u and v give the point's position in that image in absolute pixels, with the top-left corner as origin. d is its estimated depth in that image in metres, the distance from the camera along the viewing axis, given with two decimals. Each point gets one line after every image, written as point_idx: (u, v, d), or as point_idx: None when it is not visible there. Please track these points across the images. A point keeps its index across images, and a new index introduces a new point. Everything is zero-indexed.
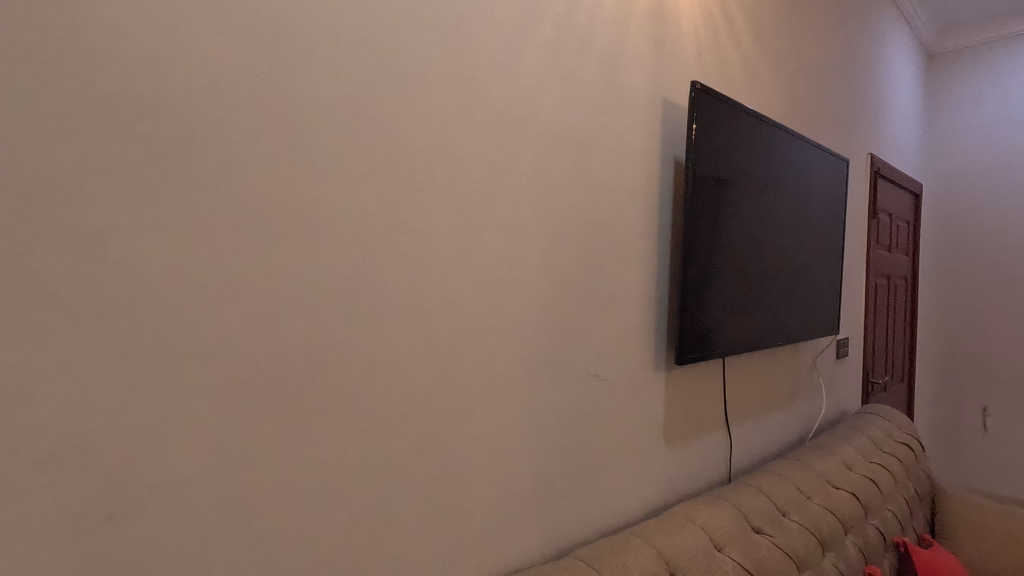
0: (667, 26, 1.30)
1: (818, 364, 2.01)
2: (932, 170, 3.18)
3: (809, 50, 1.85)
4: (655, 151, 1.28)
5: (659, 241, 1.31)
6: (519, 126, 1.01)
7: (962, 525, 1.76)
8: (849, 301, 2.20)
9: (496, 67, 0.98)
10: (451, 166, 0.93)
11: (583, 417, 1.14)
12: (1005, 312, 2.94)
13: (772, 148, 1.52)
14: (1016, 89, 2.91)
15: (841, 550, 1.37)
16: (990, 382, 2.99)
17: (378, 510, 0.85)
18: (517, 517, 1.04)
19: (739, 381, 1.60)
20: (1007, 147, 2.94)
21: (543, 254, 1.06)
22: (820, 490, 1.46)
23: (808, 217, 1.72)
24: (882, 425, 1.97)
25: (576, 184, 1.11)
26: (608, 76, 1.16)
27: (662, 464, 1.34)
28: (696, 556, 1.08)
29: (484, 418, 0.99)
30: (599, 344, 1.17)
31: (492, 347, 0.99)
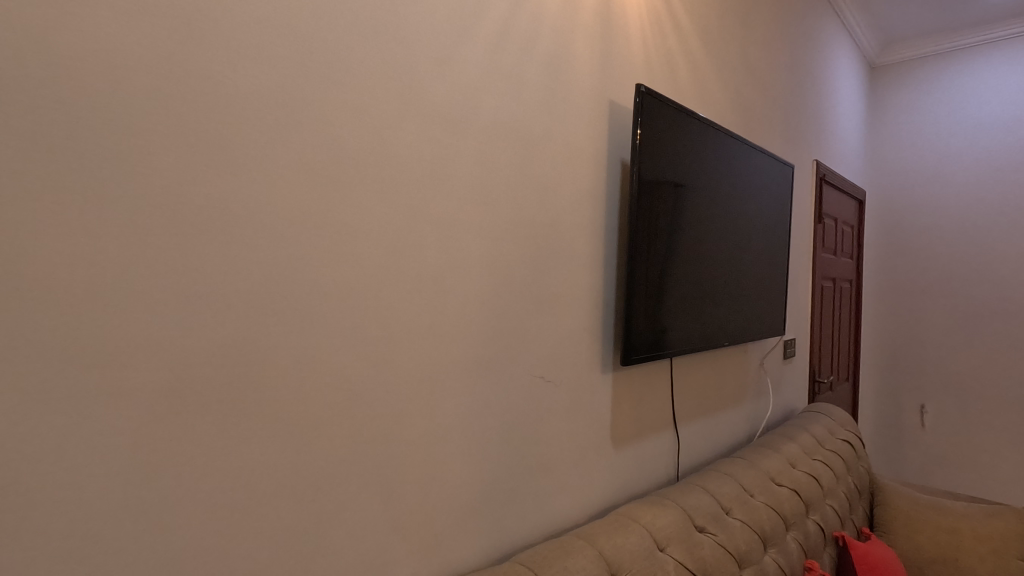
0: (614, 30, 1.32)
1: (765, 364, 2.07)
2: (874, 176, 3.32)
3: (756, 57, 1.90)
4: (600, 155, 1.30)
5: (605, 243, 1.33)
6: (459, 127, 1.01)
7: (897, 517, 1.84)
8: (796, 302, 2.27)
9: (436, 68, 0.98)
10: (388, 167, 0.92)
11: (528, 419, 1.15)
12: (942, 313, 3.08)
13: (718, 153, 1.56)
14: (952, 101, 3.07)
15: (783, 546, 1.41)
16: (927, 381, 3.12)
17: (311, 518, 0.84)
18: (459, 520, 1.04)
19: (686, 381, 1.63)
20: (942, 155, 3.09)
21: (485, 256, 1.06)
22: (763, 487, 1.51)
23: (753, 221, 1.78)
24: (826, 423, 2.05)
25: (519, 186, 1.12)
26: (553, 78, 1.18)
27: (608, 463, 1.36)
28: (638, 556, 1.10)
29: (423, 421, 0.98)
30: (543, 346, 1.18)
31: (432, 350, 0.99)
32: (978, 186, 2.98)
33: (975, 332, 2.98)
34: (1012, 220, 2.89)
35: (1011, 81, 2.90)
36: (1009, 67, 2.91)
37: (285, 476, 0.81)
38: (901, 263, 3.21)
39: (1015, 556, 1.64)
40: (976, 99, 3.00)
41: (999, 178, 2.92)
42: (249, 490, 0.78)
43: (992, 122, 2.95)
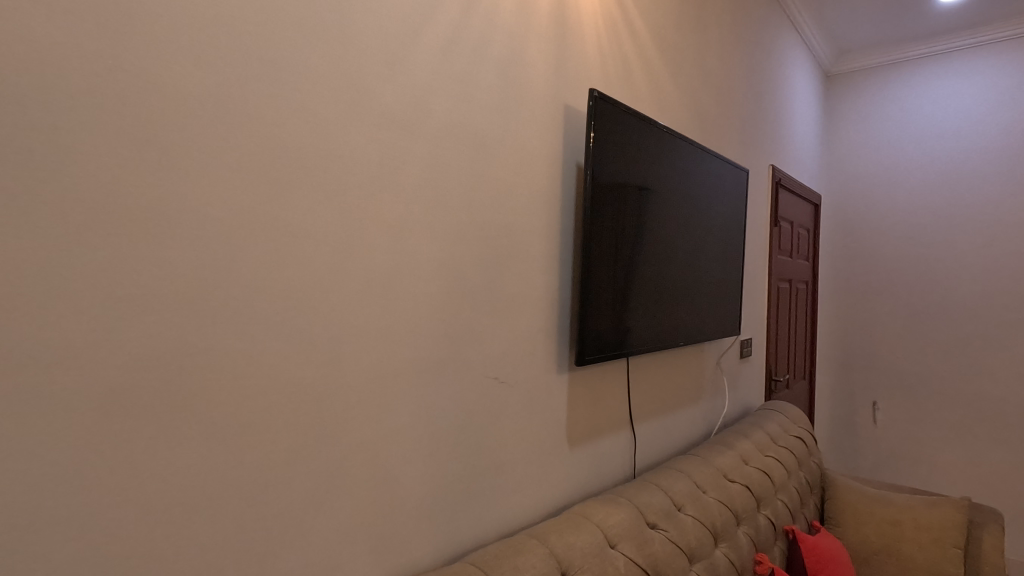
0: (568, 34, 1.34)
1: (722, 363, 2.12)
2: (830, 181, 3.44)
3: (712, 64, 1.95)
4: (555, 158, 1.32)
5: (560, 245, 1.34)
6: (410, 129, 1.01)
7: (846, 510, 1.91)
8: (752, 302, 2.33)
9: (385, 69, 0.97)
10: (336, 167, 0.91)
11: (481, 419, 1.16)
12: (892, 313, 3.20)
13: (672, 157, 1.60)
14: (902, 109, 3.19)
15: (733, 541, 1.45)
16: (878, 379, 3.24)
17: (255, 524, 0.83)
18: (410, 522, 1.04)
19: (643, 381, 1.66)
20: (893, 161, 3.22)
21: (437, 257, 1.07)
22: (716, 483, 1.54)
23: (708, 224, 1.82)
24: (780, 421, 2.11)
25: (473, 188, 1.13)
26: (506, 82, 1.19)
27: (564, 463, 1.37)
28: (589, 554, 1.11)
29: (373, 423, 0.98)
30: (498, 347, 1.19)
31: (382, 351, 0.99)
32: (926, 191, 3.11)
33: (924, 331, 3.10)
34: (957, 223, 3.01)
35: (955, 91, 3.04)
36: (953, 77, 3.05)
37: (226, 482, 0.79)
38: (855, 265, 3.33)
39: (953, 545, 1.72)
40: (924, 107, 3.13)
41: (946, 183, 3.05)
42: (187, 496, 0.76)
43: (938, 130, 3.08)
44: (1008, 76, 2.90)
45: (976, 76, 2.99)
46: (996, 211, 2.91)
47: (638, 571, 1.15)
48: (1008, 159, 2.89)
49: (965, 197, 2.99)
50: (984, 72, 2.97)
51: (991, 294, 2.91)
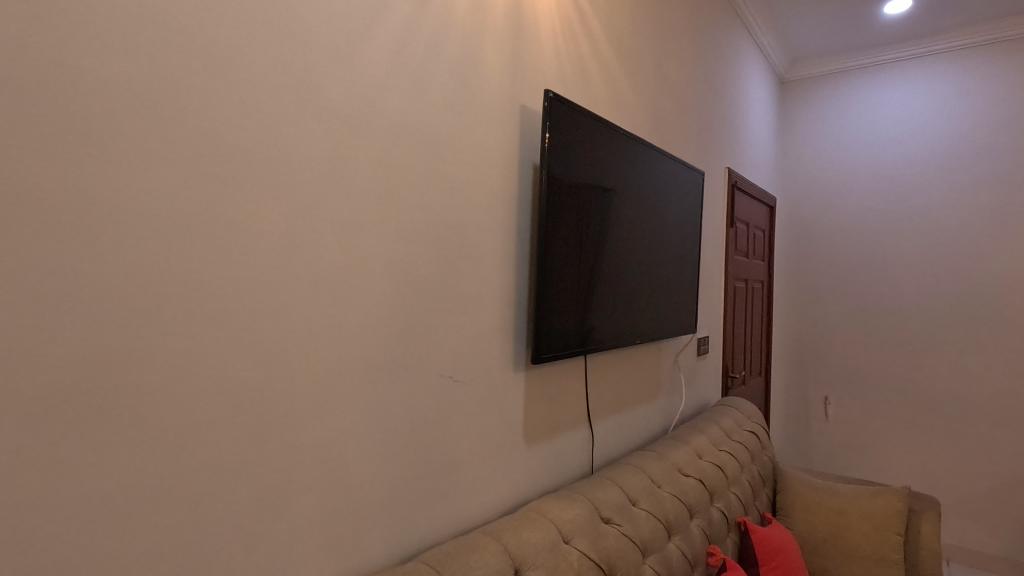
0: (524, 35, 1.35)
1: (679, 361, 2.17)
2: (784, 184, 3.56)
3: (669, 67, 2.00)
4: (511, 158, 1.33)
5: (516, 245, 1.35)
6: (361, 127, 1.01)
7: (795, 501, 1.98)
8: (708, 301, 2.39)
9: (334, 65, 0.96)
10: (282, 163, 0.89)
11: (434, 418, 1.16)
12: (842, 310, 3.33)
13: (628, 158, 1.63)
14: (851, 115, 3.33)
15: (686, 534, 1.48)
16: (830, 374, 3.37)
17: (197, 527, 0.81)
18: (362, 522, 1.03)
19: (600, 378, 1.69)
20: (842, 165, 3.35)
21: (389, 256, 1.06)
22: (670, 478, 1.58)
23: (664, 224, 1.86)
24: (734, 416, 2.17)
25: (426, 186, 1.13)
26: (461, 81, 1.19)
27: (521, 460, 1.38)
28: (543, 549, 1.12)
29: (323, 423, 0.96)
30: (452, 345, 1.19)
31: (332, 350, 0.98)
32: (873, 194, 3.24)
33: (872, 328, 3.23)
34: (901, 224, 3.15)
35: (900, 98, 3.18)
36: (899, 85, 3.19)
37: (163, 486, 0.77)
38: (808, 265, 3.45)
39: (894, 531, 1.80)
40: (871, 113, 3.26)
41: (891, 186, 3.18)
42: (122, 500, 0.73)
43: (885, 135, 3.21)
44: (947, 85, 3.05)
45: (919, 85, 3.13)
46: (937, 213, 3.05)
47: (591, 565, 1.16)
48: (948, 164, 3.03)
49: (910, 200, 3.13)
50: (926, 80, 3.11)
51: (933, 293, 3.05)
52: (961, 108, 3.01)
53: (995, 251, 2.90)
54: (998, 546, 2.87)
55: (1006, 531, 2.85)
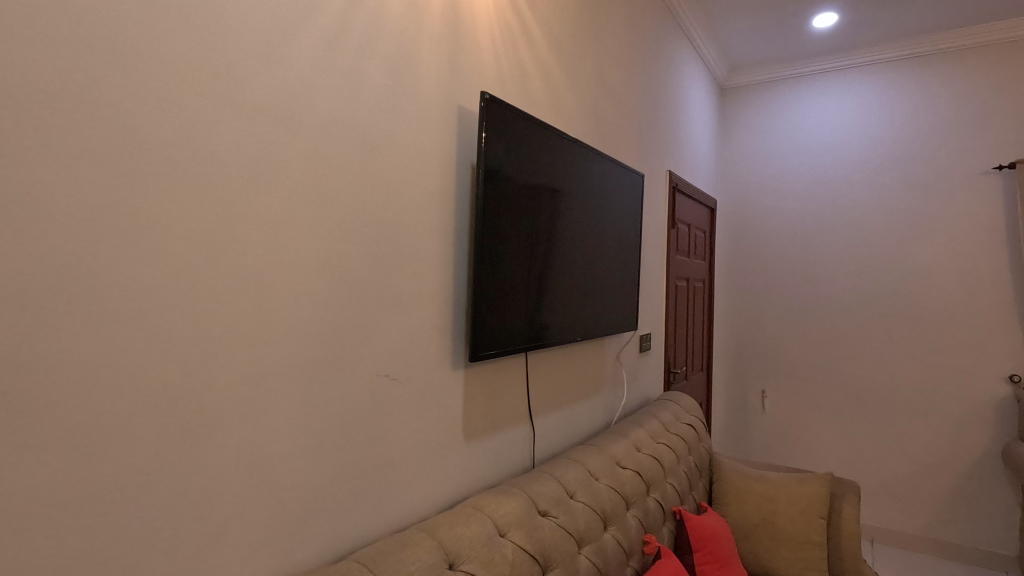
0: (461, 37, 1.37)
1: (621, 357, 2.24)
2: (724, 186, 3.70)
3: (609, 72, 2.06)
4: (447, 158, 1.34)
5: (453, 244, 1.37)
6: (290, 125, 1.00)
7: (729, 490, 2.07)
8: (649, 299, 2.47)
9: (260, 61, 0.94)
10: (203, 160, 0.87)
11: (369, 417, 1.16)
12: (777, 307, 3.50)
13: (567, 160, 1.67)
14: (784, 122, 3.50)
15: (622, 524, 1.53)
16: (767, 369, 3.53)
17: (112, 533, 0.78)
18: (293, 523, 1.02)
19: (541, 375, 1.72)
20: (777, 169, 3.52)
21: (319, 254, 1.05)
22: (608, 470, 1.63)
23: (604, 224, 1.92)
24: (673, 410, 2.25)
25: (359, 186, 1.13)
26: (396, 81, 1.20)
27: (459, 457, 1.40)
28: (477, 543, 1.14)
29: (249, 424, 0.95)
30: (388, 344, 1.20)
31: (260, 350, 0.96)
32: (806, 197, 3.42)
33: (804, 324, 3.41)
34: (830, 225, 3.34)
35: (828, 106, 3.37)
36: (828, 95, 3.38)
37: (71, 492, 0.74)
38: (747, 265, 3.60)
39: (818, 515, 1.91)
40: (803, 120, 3.44)
41: (821, 188, 3.37)
42: (29, 506, 0.70)
43: (816, 142, 3.39)
44: (870, 95, 3.25)
45: (846, 95, 3.32)
46: (861, 215, 3.25)
47: (526, 557, 1.19)
48: (873, 169, 3.23)
49: (838, 202, 3.32)
50: (852, 90, 3.30)
51: (858, 290, 3.25)
52: (883, 117, 3.21)
53: (913, 251, 3.11)
54: (917, 527, 3.08)
55: (924, 512, 3.06)
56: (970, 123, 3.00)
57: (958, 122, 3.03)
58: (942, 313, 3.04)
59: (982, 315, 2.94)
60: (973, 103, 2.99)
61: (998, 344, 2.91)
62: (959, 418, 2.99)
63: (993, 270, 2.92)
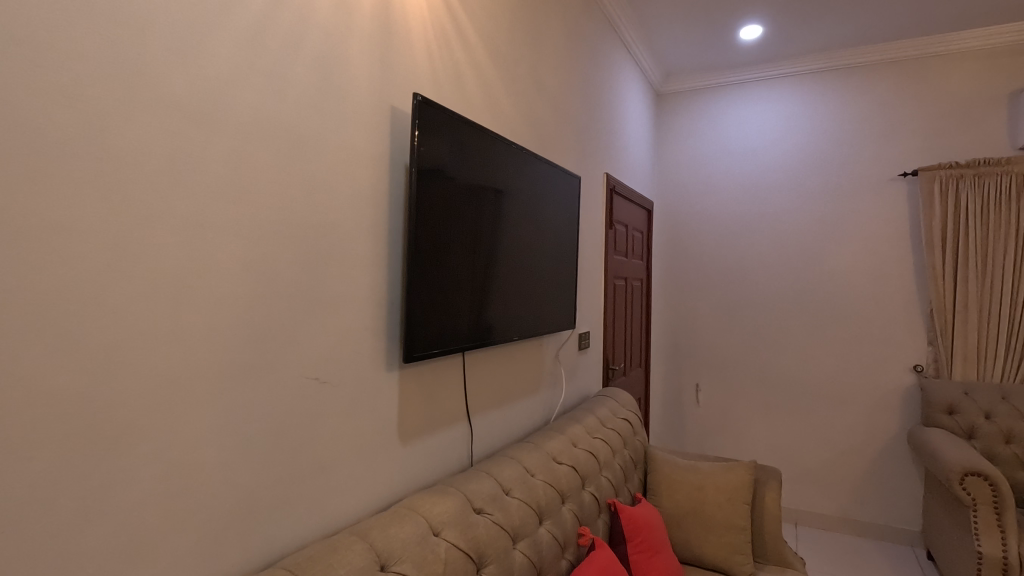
0: (394, 38, 1.37)
1: (560, 355, 2.29)
2: (660, 189, 3.83)
3: (545, 76, 2.10)
4: (380, 159, 1.34)
5: (387, 246, 1.37)
6: (210, 123, 0.96)
7: (661, 480, 2.15)
8: (587, 297, 2.54)
9: (177, 56, 0.91)
10: (112, 157, 0.83)
11: (298, 421, 1.14)
12: (710, 304, 3.66)
13: (505, 162, 1.69)
14: (715, 128, 3.66)
15: (557, 517, 1.57)
16: (701, 363, 3.69)
17: (14, 550, 0.74)
18: (218, 532, 0.99)
19: (479, 375, 1.74)
20: (709, 172, 3.68)
21: (244, 255, 1.03)
22: (544, 466, 1.66)
23: (543, 226, 1.95)
24: (610, 406, 2.32)
25: (287, 186, 1.11)
26: (325, 80, 1.18)
27: (394, 459, 1.40)
28: (410, 543, 1.15)
29: (168, 432, 0.91)
30: (318, 347, 1.18)
31: (181, 356, 0.93)
32: (736, 200, 3.59)
33: (734, 320, 3.58)
34: (757, 225, 3.53)
35: (755, 114, 3.56)
36: (755, 103, 3.56)
37: None
38: (682, 264, 3.75)
39: (742, 501, 2.03)
40: (732, 127, 3.62)
41: (749, 191, 3.55)
42: None
43: (744, 147, 3.57)
44: (792, 105, 3.46)
45: (771, 104, 3.52)
46: (785, 217, 3.45)
47: (460, 554, 1.20)
48: (795, 174, 3.43)
49: (764, 204, 3.51)
50: (776, 100, 3.51)
51: (782, 287, 3.45)
52: (804, 126, 3.43)
53: (831, 251, 3.33)
54: (836, 509, 3.30)
55: (841, 494, 3.29)
56: (880, 133, 3.24)
57: (871, 131, 3.27)
58: (856, 308, 3.27)
59: (891, 310, 3.19)
60: (883, 115, 3.24)
61: (905, 336, 3.16)
62: (871, 406, 3.23)
63: (900, 269, 3.17)
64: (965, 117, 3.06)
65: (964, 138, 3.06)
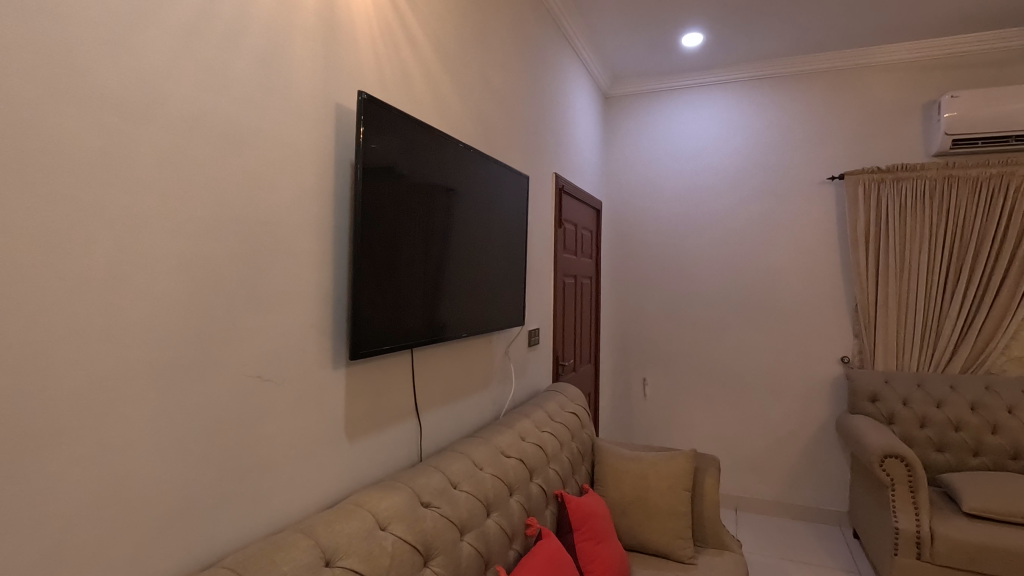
0: (338, 34, 1.37)
1: (509, 351, 2.32)
2: (608, 189, 3.93)
3: (493, 76, 2.13)
4: (324, 156, 1.34)
5: (332, 244, 1.36)
6: (144, 118, 0.94)
7: (607, 471, 2.23)
8: (537, 295, 2.59)
9: (107, 47, 0.88)
10: (36, 150, 0.80)
11: (240, 420, 1.13)
12: (656, 300, 3.79)
13: (454, 161, 1.70)
14: (660, 131, 3.79)
15: (505, 509, 1.61)
16: (648, 358, 3.81)
17: None
18: (155, 534, 0.97)
19: (428, 372, 1.75)
20: (654, 173, 3.80)
21: (181, 252, 1.00)
22: (492, 460, 1.69)
23: (493, 225, 1.98)
24: (558, 401, 2.38)
25: (226, 182, 1.09)
26: (266, 76, 1.17)
27: (340, 456, 1.40)
28: (356, 538, 1.16)
29: (100, 432, 0.89)
30: (260, 345, 1.17)
31: (113, 356, 0.90)
32: (679, 201, 3.73)
33: (679, 316, 3.72)
34: (699, 225, 3.68)
35: (696, 118, 3.71)
36: (696, 108, 3.71)
37: None
38: (629, 262, 3.87)
39: (684, 488, 2.12)
40: (675, 130, 3.75)
41: (691, 192, 3.70)
42: None
43: (686, 150, 3.72)
44: (731, 110, 3.63)
45: (711, 109, 3.68)
46: (724, 217, 3.62)
47: (408, 548, 1.22)
48: (734, 176, 3.60)
49: (705, 204, 3.67)
50: (716, 105, 3.66)
51: (722, 284, 3.61)
52: (741, 130, 3.60)
53: (766, 249, 3.52)
54: (772, 494, 3.49)
55: (777, 480, 3.48)
56: (812, 138, 3.44)
57: (803, 137, 3.46)
58: (790, 304, 3.46)
59: (821, 305, 3.40)
60: (814, 121, 3.44)
61: (833, 330, 3.37)
62: (804, 396, 3.43)
63: (829, 267, 3.38)
64: (886, 125, 3.29)
65: (885, 145, 3.29)
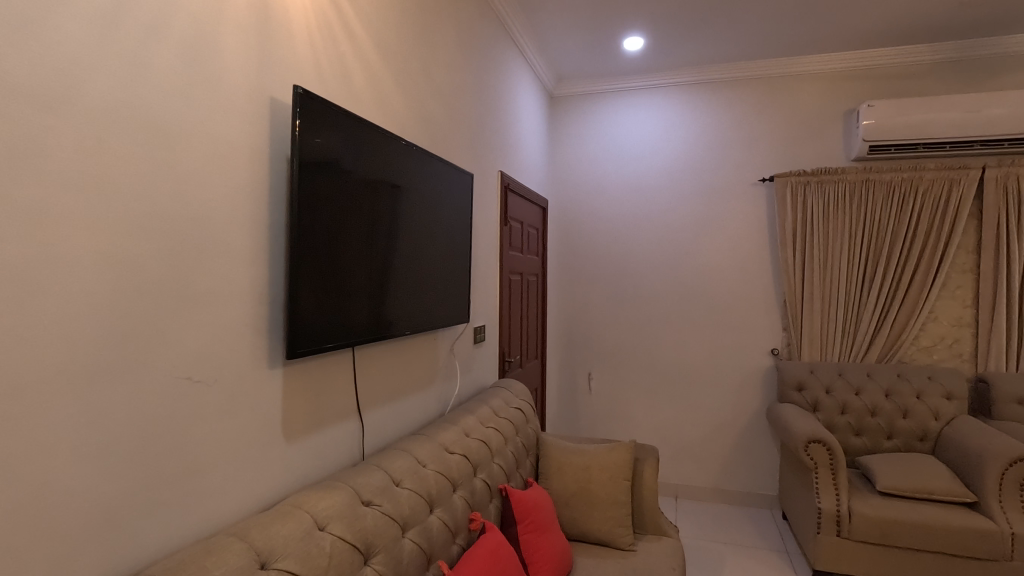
0: (272, 28, 1.34)
1: (454, 348, 2.33)
2: (554, 188, 4.00)
3: (436, 73, 2.13)
4: (258, 151, 1.30)
5: (267, 240, 1.33)
6: (57, 108, 0.89)
7: (551, 463, 2.28)
8: (482, 292, 2.60)
9: (15, 33, 0.83)
10: None
11: (168, 423, 1.09)
12: (601, 297, 3.88)
13: (397, 158, 1.69)
14: (604, 132, 3.89)
15: (448, 505, 1.62)
16: (593, 353, 3.90)
17: None
18: (74, 543, 0.92)
19: (369, 370, 1.74)
20: (598, 173, 3.89)
21: (102, 249, 0.96)
22: (435, 456, 1.70)
23: (437, 222, 1.98)
24: (503, 397, 2.41)
25: (152, 177, 1.05)
26: (195, 67, 1.14)
27: (277, 457, 1.37)
28: (293, 539, 1.14)
29: (10, 438, 0.84)
30: (190, 345, 1.13)
31: (25, 357, 0.85)
32: (622, 200, 3.84)
33: (622, 311, 3.83)
34: (641, 223, 3.80)
35: (638, 120, 3.82)
36: (638, 110, 3.82)
37: None
38: (574, 259, 3.95)
39: (623, 477, 2.20)
40: (619, 131, 3.85)
41: (634, 191, 3.81)
42: None
43: (629, 151, 3.83)
44: (670, 113, 3.76)
45: (652, 111, 3.80)
46: (664, 216, 3.75)
47: (347, 546, 1.21)
48: (673, 177, 3.74)
49: (646, 204, 3.79)
50: (657, 108, 3.79)
51: (663, 280, 3.75)
52: (680, 133, 3.73)
53: (703, 247, 3.67)
54: (709, 481, 3.66)
55: (714, 467, 3.65)
56: (744, 142, 3.62)
57: (736, 141, 3.64)
58: (725, 300, 3.63)
59: (753, 301, 3.58)
60: (746, 126, 3.62)
61: (765, 324, 3.56)
62: (739, 387, 3.61)
63: (760, 264, 3.57)
64: (812, 132, 3.50)
65: (810, 150, 3.50)
